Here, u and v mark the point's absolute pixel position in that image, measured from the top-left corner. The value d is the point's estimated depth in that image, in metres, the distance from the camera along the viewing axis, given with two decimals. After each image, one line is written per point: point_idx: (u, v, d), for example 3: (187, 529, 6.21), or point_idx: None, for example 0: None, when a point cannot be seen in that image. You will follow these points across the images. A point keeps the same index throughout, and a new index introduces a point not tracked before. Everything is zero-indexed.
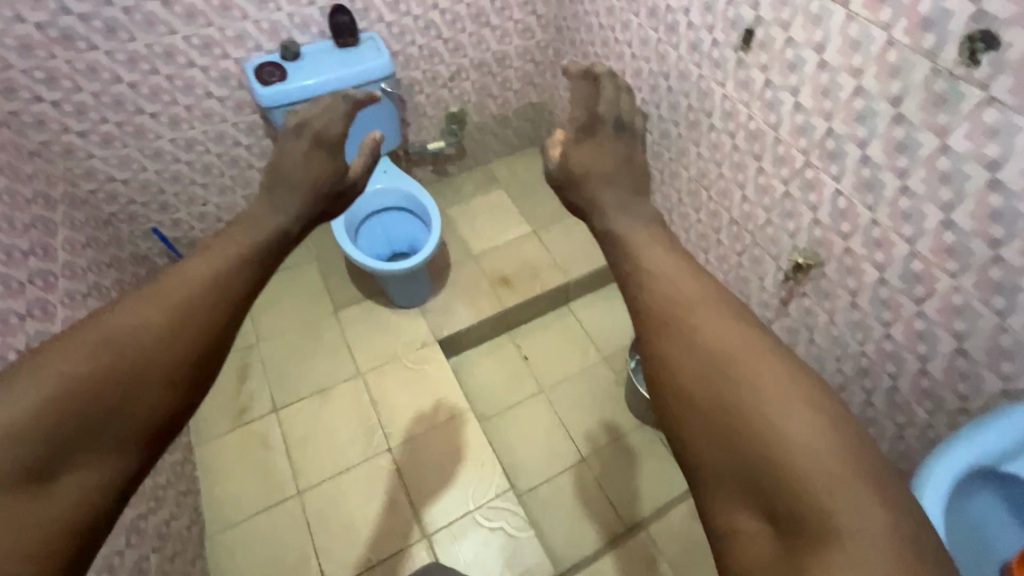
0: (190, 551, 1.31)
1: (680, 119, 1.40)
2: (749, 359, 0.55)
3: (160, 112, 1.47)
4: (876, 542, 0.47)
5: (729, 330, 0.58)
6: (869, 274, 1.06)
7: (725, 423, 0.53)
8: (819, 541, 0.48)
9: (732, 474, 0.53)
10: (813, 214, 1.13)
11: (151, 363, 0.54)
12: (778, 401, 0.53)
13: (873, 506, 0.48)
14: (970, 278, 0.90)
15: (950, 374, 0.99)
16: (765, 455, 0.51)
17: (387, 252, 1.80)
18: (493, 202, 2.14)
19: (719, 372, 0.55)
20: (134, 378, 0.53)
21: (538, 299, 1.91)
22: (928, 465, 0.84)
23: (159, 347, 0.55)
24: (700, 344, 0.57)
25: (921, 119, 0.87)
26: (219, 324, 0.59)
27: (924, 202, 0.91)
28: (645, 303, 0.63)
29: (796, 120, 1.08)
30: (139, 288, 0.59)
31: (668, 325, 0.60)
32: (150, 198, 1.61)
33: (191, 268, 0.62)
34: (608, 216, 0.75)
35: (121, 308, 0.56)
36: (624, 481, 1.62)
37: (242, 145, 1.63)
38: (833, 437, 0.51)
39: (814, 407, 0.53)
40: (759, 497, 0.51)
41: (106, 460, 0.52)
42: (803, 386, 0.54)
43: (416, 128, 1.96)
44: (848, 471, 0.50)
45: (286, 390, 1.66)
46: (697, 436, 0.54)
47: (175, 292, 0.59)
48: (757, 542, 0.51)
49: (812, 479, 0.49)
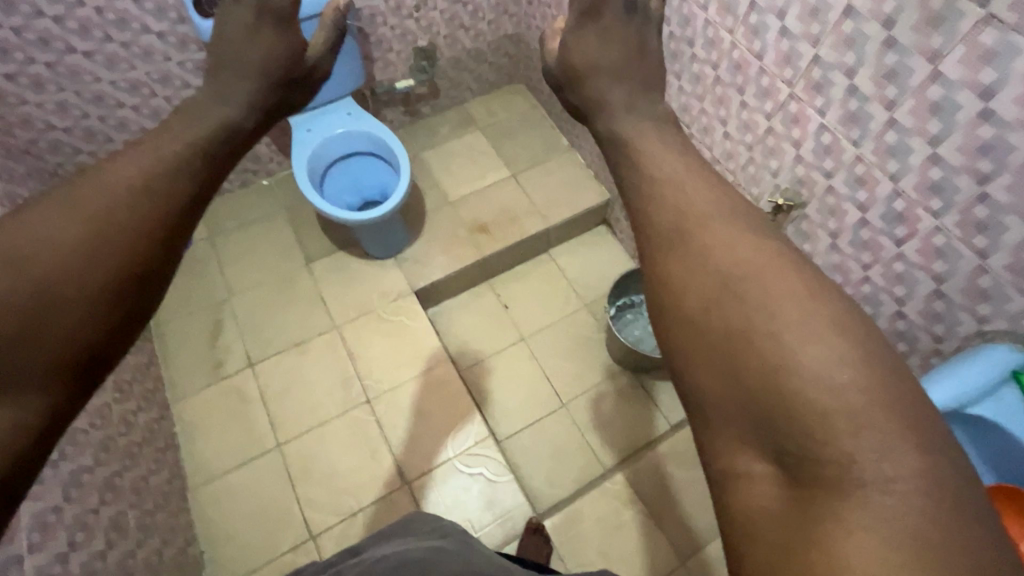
0: (173, 504, 1.33)
1: (661, 49, 1.30)
2: (770, 287, 0.48)
3: (94, 51, 1.34)
4: (898, 489, 0.39)
5: (752, 255, 0.51)
6: (850, 214, 1.02)
7: (729, 346, 0.47)
8: (833, 486, 0.41)
9: (735, 406, 0.46)
10: (796, 151, 1.07)
11: (72, 257, 0.54)
12: (800, 331, 0.46)
13: (905, 454, 0.40)
14: (953, 217, 0.85)
15: (926, 315, 0.97)
16: (772, 385, 0.45)
17: (359, 201, 1.74)
18: (470, 144, 2.03)
19: (729, 292, 0.49)
20: (55, 274, 0.53)
21: (517, 246, 1.86)
22: None
23: (70, 268, 0.53)
24: (711, 265, 0.51)
25: (914, 43, 0.79)
26: (143, 223, 0.59)
27: (911, 136, 0.85)
28: (653, 221, 0.58)
29: (781, 47, 1.00)
30: (51, 197, 0.57)
31: (683, 248, 0.54)
32: (98, 147, 1.50)
33: (111, 172, 0.60)
34: (611, 118, 0.73)
35: (35, 211, 0.55)
36: (604, 425, 1.64)
37: (191, 86, 1.51)
38: (861, 370, 0.43)
39: (843, 340, 0.45)
40: (769, 433, 0.44)
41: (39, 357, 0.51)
42: (829, 313, 0.47)
43: (383, 65, 1.82)
44: (874, 408, 0.42)
45: (261, 345, 1.63)
46: (704, 365, 0.48)
47: (93, 197, 0.58)
48: (762, 487, 0.45)
49: (832, 417, 0.42)
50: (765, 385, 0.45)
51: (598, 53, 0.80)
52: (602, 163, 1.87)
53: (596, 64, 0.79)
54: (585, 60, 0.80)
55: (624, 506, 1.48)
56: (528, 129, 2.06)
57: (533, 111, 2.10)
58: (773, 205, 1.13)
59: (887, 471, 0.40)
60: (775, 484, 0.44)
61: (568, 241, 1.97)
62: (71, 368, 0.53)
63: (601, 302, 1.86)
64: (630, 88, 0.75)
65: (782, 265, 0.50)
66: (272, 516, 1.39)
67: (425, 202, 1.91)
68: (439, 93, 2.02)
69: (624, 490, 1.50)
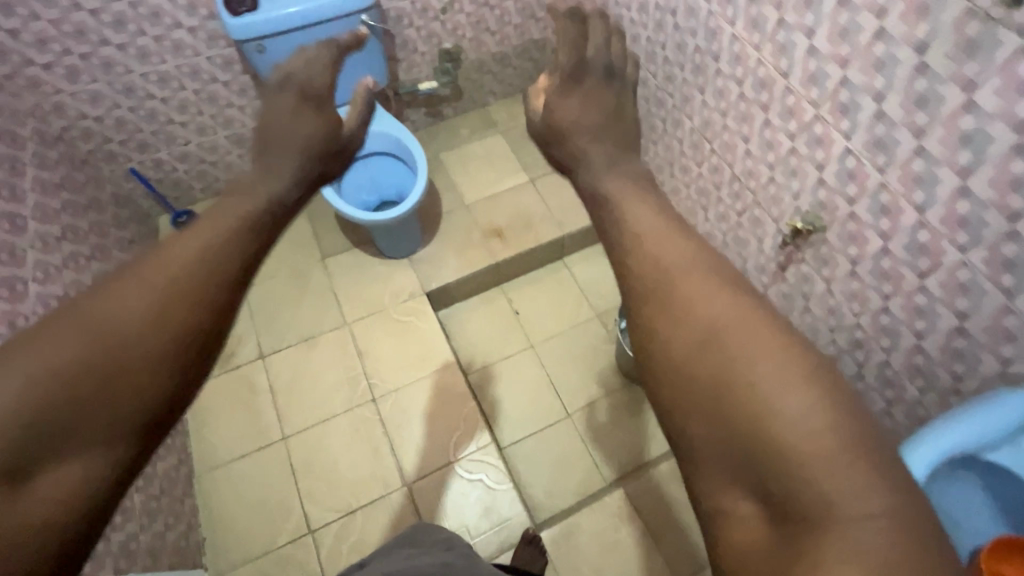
0: (178, 489, 1.36)
1: (686, 62, 1.27)
2: (743, 322, 0.44)
3: (127, 44, 1.38)
4: (876, 527, 0.37)
5: (718, 285, 0.47)
6: (872, 242, 0.98)
7: (715, 397, 0.42)
8: (820, 531, 0.38)
9: (721, 454, 0.41)
10: (819, 174, 1.04)
11: (145, 342, 0.43)
12: (776, 370, 0.41)
13: (881, 488, 0.38)
14: (979, 253, 0.82)
15: (946, 352, 0.93)
16: (758, 436, 0.40)
17: (376, 199, 1.75)
18: (490, 147, 2.03)
19: (711, 339, 0.43)
20: (123, 361, 0.42)
21: (531, 252, 1.85)
22: (914, 447, 0.80)
23: (160, 325, 0.44)
24: (691, 309, 0.45)
25: (947, 70, 0.76)
26: (223, 297, 0.48)
27: (939, 166, 0.82)
28: (623, 261, 0.51)
29: (808, 67, 0.97)
30: (128, 267, 0.46)
31: (649, 282, 0.48)
32: (127, 136, 1.55)
33: (189, 239, 0.49)
34: (593, 174, 0.64)
35: (110, 287, 0.44)
36: (608, 439, 1.62)
37: (219, 81, 1.55)
38: (837, 412, 0.40)
39: (813, 373, 0.42)
40: (754, 478, 0.40)
41: (90, 455, 0.41)
42: (803, 352, 0.43)
43: (407, 66, 1.83)
44: (852, 450, 0.39)
45: (273, 337, 1.66)
46: (683, 409, 0.43)
47: (170, 265, 0.46)
48: (748, 528, 0.41)
49: (812, 461, 0.39)
50: (751, 436, 0.40)
51: (579, 112, 0.71)
52: None
53: (576, 124, 0.71)
54: (565, 118, 0.72)
55: (623, 522, 1.46)
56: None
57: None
58: (793, 228, 1.10)
59: (866, 510, 0.38)
60: (763, 526, 0.40)
61: (583, 250, 1.95)
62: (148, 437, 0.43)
63: (612, 313, 1.84)
64: (613, 142, 0.67)
65: (753, 302, 0.46)
66: (273, 507, 1.42)
67: (442, 204, 1.91)
68: (463, 95, 2.02)
69: (624, 506, 1.48)
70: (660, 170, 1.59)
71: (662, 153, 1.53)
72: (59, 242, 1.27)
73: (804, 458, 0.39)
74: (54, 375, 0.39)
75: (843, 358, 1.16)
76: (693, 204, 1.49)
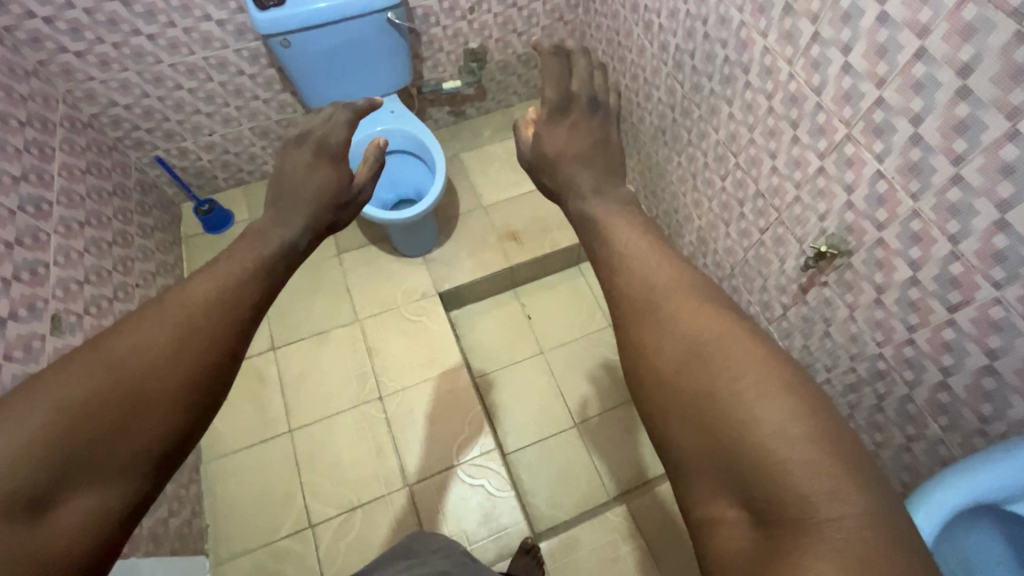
0: (185, 476, 1.39)
1: (715, 73, 1.24)
2: (728, 341, 0.47)
3: (157, 35, 1.40)
4: (853, 529, 0.39)
5: (707, 309, 0.50)
6: (900, 271, 0.94)
7: (700, 409, 0.45)
8: (799, 535, 0.40)
9: (708, 461, 0.44)
10: (847, 196, 1.00)
11: (162, 376, 0.48)
12: (756, 383, 0.45)
13: (857, 494, 0.40)
14: (1015, 291, 0.77)
15: (974, 391, 0.88)
16: (738, 442, 0.43)
17: (393, 197, 1.76)
18: (511, 149, 2.01)
19: (696, 356, 0.47)
20: (142, 394, 0.47)
21: (547, 257, 1.83)
22: (930, 490, 0.76)
23: (173, 363, 0.49)
24: (680, 329, 0.49)
25: (991, 96, 0.71)
26: (229, 336, 0.54)
27: (977, 197, 0.78)
28: (619, 287, 0.56)
29: (842, 85, 0.93)
30: (140, 310, 0.52)
31: (645, 309, 0.53)
32: (155, 124, 1.58)
33: (197, 284, 0.56)
34: (580, 198, 0.70)
35: (126, 328, 0.50)
36: (614, 451, 1.60)
37: (245, 74, 1.56)
38: (815, 422, 0.43)
39: (793, 388, 0.45)
40: (736, 484, 0.43)
41: (108, 485, 0.45)
42: (782, 368, 0.46)
43: (432, 64, 1.82)
44: (829, 456, 0.41)
45: (285, 330, 1.67)
46: (672, 422, 0.46)
47: (182, 308, 0.53)
48: (735, 534, 0.43)
49: (790, 467, 0.41)
50: (731, 443, 0.43)
51: (566, 141, 0.77)
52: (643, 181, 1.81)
53: (562, 154, 0.76)
54: (553, 149, 0.77)
55: (624, 539, 1.43)
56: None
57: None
58: (817, 251, 1.06)
59: (841, 512, 0.40)
60: (745, 527, 0.42)
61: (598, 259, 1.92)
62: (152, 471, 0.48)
63: None
64: (597, 172, 0.72)
65: (739, 322, 0.50)
66: (275, 499, 1.43)
67: (460, 205, 1.90)
68: (487, 95, 2.01)
69: (626, 523, 1.46)
70: (682, 181, 1.55)
71: (686, 164, 1.49)
72: (83, 228, 1.30)
73: (777, 462, 0.41)
74: (77, 410, 0.44)
75: (863, 387, 1.11)
76: (715, 218, 1.45)
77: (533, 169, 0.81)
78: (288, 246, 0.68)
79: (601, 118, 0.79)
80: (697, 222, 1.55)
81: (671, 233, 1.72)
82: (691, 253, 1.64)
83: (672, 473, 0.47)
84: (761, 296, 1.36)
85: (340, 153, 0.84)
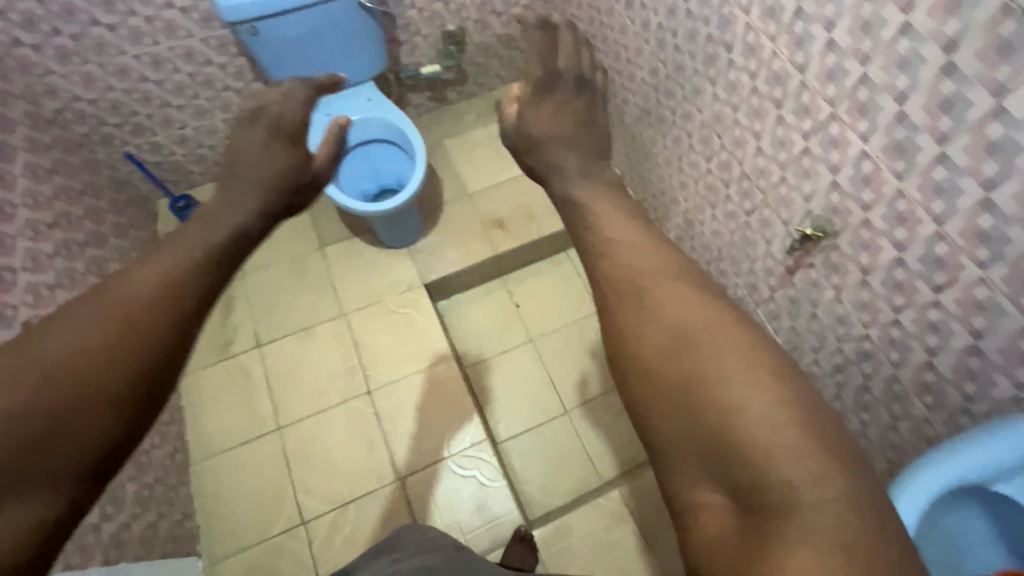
0: (172, 478, 1.38)
1: (698, 52, 1.20)
2: (713, 327, 0.46)
3: (118, 25, 1.34)
4: (835, 512, 0.39)
5: (692, 295, 0.49)
6: (885, 252, 0.93)
7: (686, 394, 0.43)
8: (781, 518, 0.39)
9: (691, 447, 0.43)
10: (832, 176, 0.98)
11: (95, 380, 0.46)
12: (742, 369, 0.43)
13: (838, 477, 0.40)
14: (999, 271, 0.76)
15: (958, 371, 0.88)
16: (723, 428, 0.42)
17: (375, 186, 1.72)
18: (494, 134, 1.97)
19: (683, 341, 0.46)
20: (73, 399, 0.44)
21: (533, 244, 1.81)
22: (908, 477, 0.76)
23: (110, 364, 0.47)
24: (664, 317, 0.48)
25: (976, 72, 0.70)
26: (171, 335, 0.51)
27: (962, 176, 0.76)
28: (602, 271, 0.53)
29: (827, 62, 0.90)
30: (72, 304, 0.49)
31: (628, 294, 0.50)
32: (123, 119, 1.52)
33: (136, 277, 0.52)
34: (566, 181, 0.67)
35: (54, 327, 0.47)
36: (605, 436, 1.61)
37: (214, 64, 1.50)
38: (798, 406, 0.42)
39: (777, 375, 0.44)
40: (720, 469, 0.42)
41: (39, 493, 0.43)
42: (768, 356, 0.45)
43: (410, 48, 1.77)
44: (812, 440, 0.41)
45: (270, 326, 1.65)
46: (657, 408, 0.45)
47: (117, 305, 0.49)
48: (718, 519, 0.42)
49: (774, 452, 0.40)
50: (716, 428, 0.42)
51: (554, 123, 0.74)
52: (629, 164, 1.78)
53: (548, 134, 0.73)
54: (540, 131, 0.74)
55: (616, 523, 1.44)
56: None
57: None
58: (803, 233, 1.04)
59: (824, 495, 0.39)
60: (729, 516, 0.42)
61: None
62: (99, 468, 0.46)
63: None
64: (583, 155, 0.70)
65: (724, 308, 0.48)
66: (266, 497, 1.42)
67: (444, 193, 1.87)
68: (467, 79, 1.96)
69: (618, 507, 1.47)
70: (667, 163, 1.53)
71: (671, 146, 1.47)
72: (52, 230, 1.26)
73: (762, 451, 0.40)
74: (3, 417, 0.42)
75: (850, 368, 1.12)
76: (701, 200, 1.43)
77: (516, 150, 0.77)
78: (243, 234, 0.64)
79: (586, 97, 0.76)
80: (683, 205, 1.53)
81: (658, 216, 1.70)
82: (678, 236, 1.62)
83: (653, 461, 0.46)
84: (748, 279, 1.35)
85: (297, 136, 0.81)
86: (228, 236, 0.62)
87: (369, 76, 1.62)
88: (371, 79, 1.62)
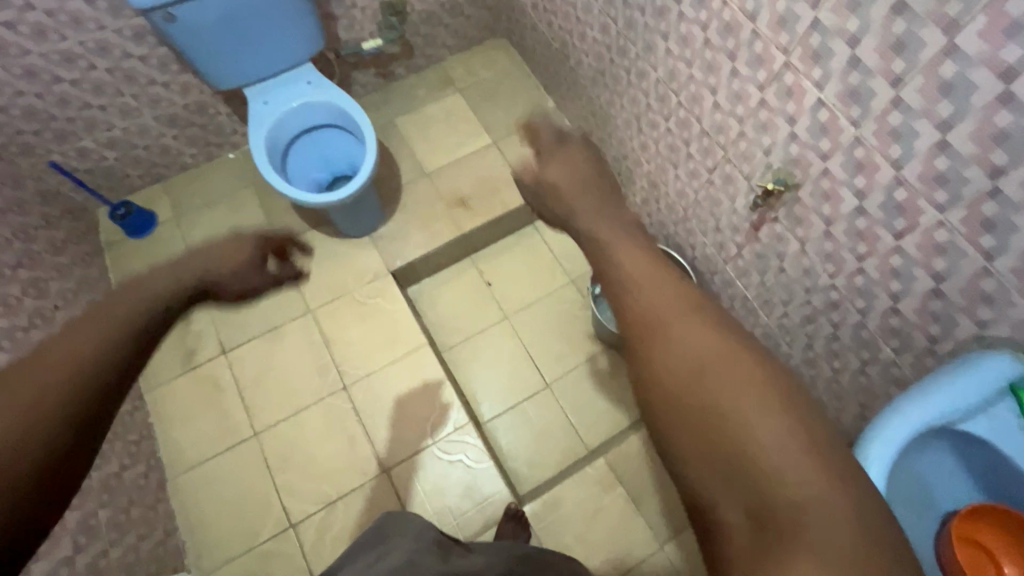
0: (149, 497, 1.34)
1: (646, 6, 1.15)
2: (728, 353, 0.46)
3: (17, 22, 1.22)
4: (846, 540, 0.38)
5: (705, 322, 0.49)
6: (846, 201, 0.92)
7: (701, 419, 0.43)
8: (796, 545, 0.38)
9: (707, 471, 0.42)
10: (790, 128, 0.96)
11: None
12: (757, 394, 0.44)
13: (851, 506, 0.40)
14: (958, 212, 0.76)
15: (922, 314, 0.89)
16: (740, 453, 0.41)
17: (328, 174, 1.65)
18: (448, 108, 1.89)
19: (699, 367, 0.46)
20: None
21: (499, 220, 1.76)
22: (879, 428, 0.77)
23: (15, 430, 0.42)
24: (681, 343, 0.48)
25: (927, 8, 0.67)
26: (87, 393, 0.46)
27: (917, 119, 0.75)
28: (619, 301, 0.54)
29: (777, 8, 0.86)
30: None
31: (643, 320, 0.51)
32: (41, 126, 1.41)
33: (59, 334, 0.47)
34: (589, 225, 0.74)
35: None
36: (588, 405, 1.61)
37: (134, 57, 1.39)
38: (813, 433, 0.42)
39: (792, 401, 0.44)
40: (735, 493, 0.41)
41: None
42: (783, 384, 0.45)
43: (348, 23, 1.66)
44: (825, 466, 0.41)
45: (234, 331, 1.58)
46: (672, 431, 0.44)
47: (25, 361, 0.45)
48: (731, 544, 0.41)
49: (791, 480, 0.40)
50: (732, 452, 0.42)
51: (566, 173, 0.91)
52: (589, 128, 1.73)
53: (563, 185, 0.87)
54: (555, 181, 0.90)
55: (604, 490, 1.46)
56: (513, 91, 1.91)
57: (518, 69, 1.94)
58: (765, 188, 1.03)
59: (837, 523, 0.38)
60: (746, 537, 0.40)
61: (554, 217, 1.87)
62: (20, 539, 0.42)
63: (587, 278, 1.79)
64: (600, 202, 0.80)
65: (738, 336, 0.49)
66: (250, 504, 1.40)
67: (401, 175, 1.80)
68: (414, 51, 1.86)
69: (604, 475, 1.49)
70: (627, 125, 1.49)
71: (629, 107, 1.42)
72: None
73: (784, 476, 0.40)
74: None
75: (819, 318, 1.12)
76: (663, 161, 1.40)
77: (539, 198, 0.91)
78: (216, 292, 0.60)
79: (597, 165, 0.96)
80: (646, 167, 1.50)
81: (622, 181, 1.67)
82: (643, 200, 1.60)
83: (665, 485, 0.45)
84: (715, 237, 1.34)
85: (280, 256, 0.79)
86: (181, 268, 0.57)
87: (309, 57, 1.50)
88: (310, 59, 1.50)
